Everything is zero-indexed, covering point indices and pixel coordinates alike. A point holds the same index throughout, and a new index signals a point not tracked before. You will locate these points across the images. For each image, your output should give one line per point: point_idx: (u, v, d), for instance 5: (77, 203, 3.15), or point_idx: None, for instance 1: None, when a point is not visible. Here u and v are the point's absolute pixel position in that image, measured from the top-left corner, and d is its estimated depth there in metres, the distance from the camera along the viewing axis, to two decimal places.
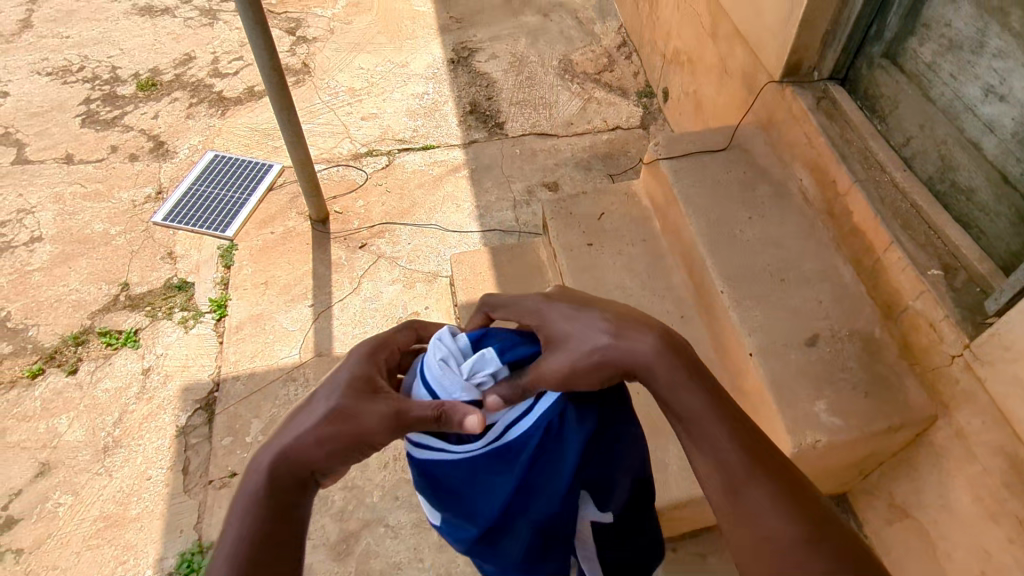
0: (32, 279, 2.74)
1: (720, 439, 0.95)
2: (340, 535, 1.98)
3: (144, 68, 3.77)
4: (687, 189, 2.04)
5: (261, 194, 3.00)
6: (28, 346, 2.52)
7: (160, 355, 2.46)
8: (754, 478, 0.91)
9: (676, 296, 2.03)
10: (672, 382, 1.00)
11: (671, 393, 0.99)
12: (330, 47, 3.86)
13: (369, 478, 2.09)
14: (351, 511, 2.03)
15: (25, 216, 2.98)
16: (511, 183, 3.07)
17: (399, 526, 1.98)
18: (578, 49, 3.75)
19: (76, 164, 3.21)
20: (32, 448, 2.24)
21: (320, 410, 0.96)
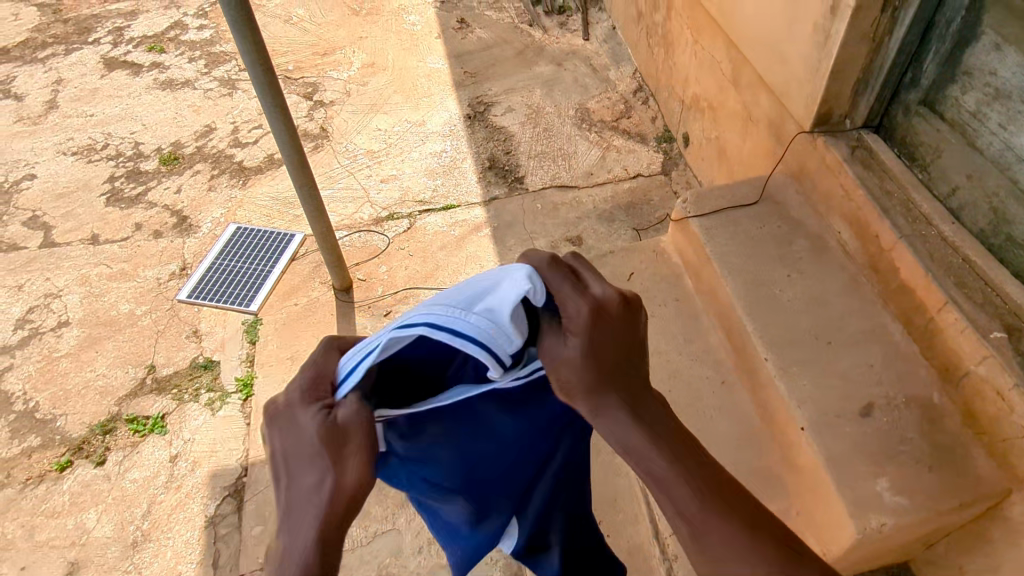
0: (60, 366, 2.73)
1: (679, 493, 0.72)
2: None
3: (166, 142, 3.82)
4: (720, 248, 1.96)
5: (284, 265, 2.97)
6: (56, 438, 2.49)
7: (187, 440, 2.42)
8: (720, 522, 0.72)
9: (714, 360, 1.93)
10: (626, 411, 0.74)
11: (630, 453, 0.74)
12: (347, 110, 3.88)
13: (403, 564, 1.99)
14: None
15: (52, 300, 2.99)
16: (534, 239, 3.01)
17: None
18: (594, 97, 3.72)
19: (102, 243, 3.23)
20: (61, 546, 2.19)
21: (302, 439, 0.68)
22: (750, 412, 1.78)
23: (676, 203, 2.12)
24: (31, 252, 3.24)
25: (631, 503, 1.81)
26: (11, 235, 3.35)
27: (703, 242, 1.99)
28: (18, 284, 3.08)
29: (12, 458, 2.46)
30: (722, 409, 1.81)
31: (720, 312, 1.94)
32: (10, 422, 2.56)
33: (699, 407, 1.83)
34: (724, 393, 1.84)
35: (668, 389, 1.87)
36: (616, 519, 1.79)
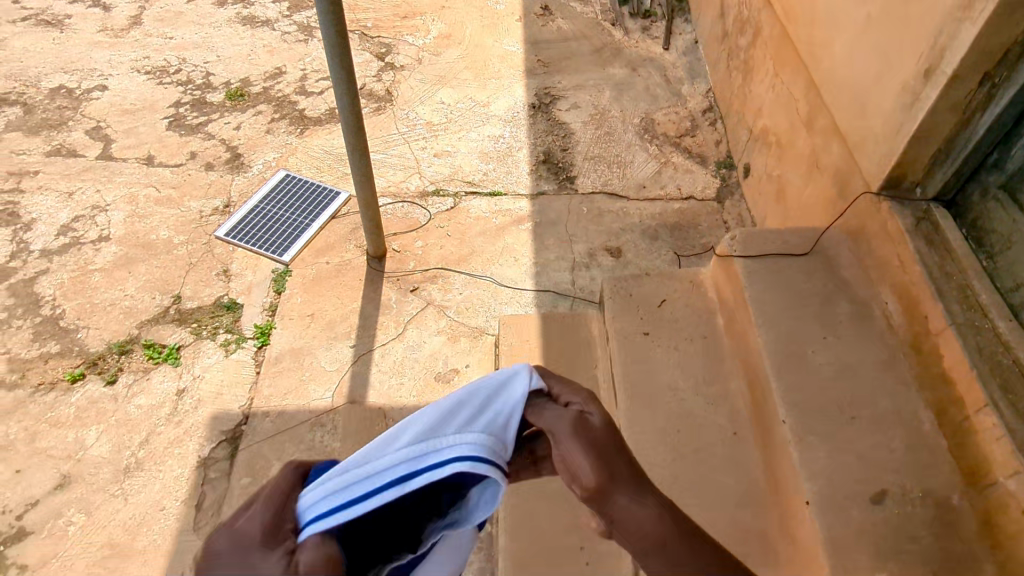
0: (91, 279, 2.78)
1: None
2: None
3: (236, 78, 3.84)
4: (759, 295, 1.90)
5: (323, 221, 2.98)
6: (75, 349, 2.56)
7: (197, 377, 2.47)
8: None
9: (731, 408, 1.87)
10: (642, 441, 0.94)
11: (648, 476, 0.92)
12: (416, 78, 3.86)
13: None
14: None
15: (98, 213, 3.04)
16: (573, 243, 2.96)
17: None
18: (662, 109, 3.63)
19: (155, 165, 3.27)
20: (58, 457, 2.28)
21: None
22: (757, 471, 1.73)
23: (724, 239, 2.06)
24: (86, 162, 3.30)
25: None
26: (73, 141, 3.41)
27: (742, 285, 1.93)
28: (67, 190, 3.15)
29: (30, 359, 2.53)
30: (729, 460, 1.76)
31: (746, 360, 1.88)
32: (36, 324, 2.63)
33: (706, 453, 1.78)
34: (734, 445, 1.79)
35: (677, 429, 1.83)
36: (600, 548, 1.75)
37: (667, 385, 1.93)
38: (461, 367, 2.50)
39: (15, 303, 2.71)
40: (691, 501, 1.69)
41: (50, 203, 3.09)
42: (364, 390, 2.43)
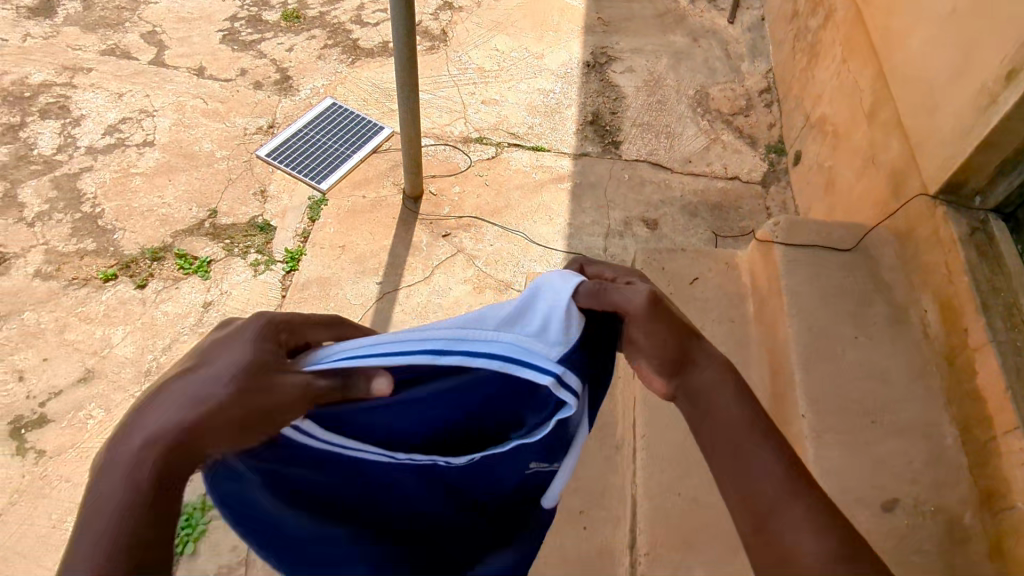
0: (133, 182, 2.81)
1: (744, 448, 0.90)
2: None
3: None
4: (797, 285, 1.86)
5: (364, 154, 2.96)
6: (110, 249, 2.60)
7: (224, 293, 2.51)
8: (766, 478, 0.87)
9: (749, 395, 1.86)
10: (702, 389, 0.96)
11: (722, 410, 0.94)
12: (473, 20, 3.77)
13: None
14: None
15: (145, 118, 3.05)
16: (610, 209, 2.92)
17: None
18: (718, 83, 3.51)
19: (205, 77, 3.25)
20: (84, 352, 2.35)
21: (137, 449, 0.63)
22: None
23: (767, 224, 2.00)
24: (138, 66, 3.29)
25: (617, 502, 1.80)
26: (127, 43, 3.40)
27: (779, 274, 1.89)
28: (117, 91, 3.15)
29: (67, 254, 2.59)
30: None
31: (772, 350, 1.86)
32: (75, 220, 2.68)
33: None
34: None
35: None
36: (599, 515, 1.78)
37: None
38: None
39: (57, 196, 2.75)
40: (700, 483, 1.72)
41: (99, 102, 3.11)
42: (384, 329, 2.44)
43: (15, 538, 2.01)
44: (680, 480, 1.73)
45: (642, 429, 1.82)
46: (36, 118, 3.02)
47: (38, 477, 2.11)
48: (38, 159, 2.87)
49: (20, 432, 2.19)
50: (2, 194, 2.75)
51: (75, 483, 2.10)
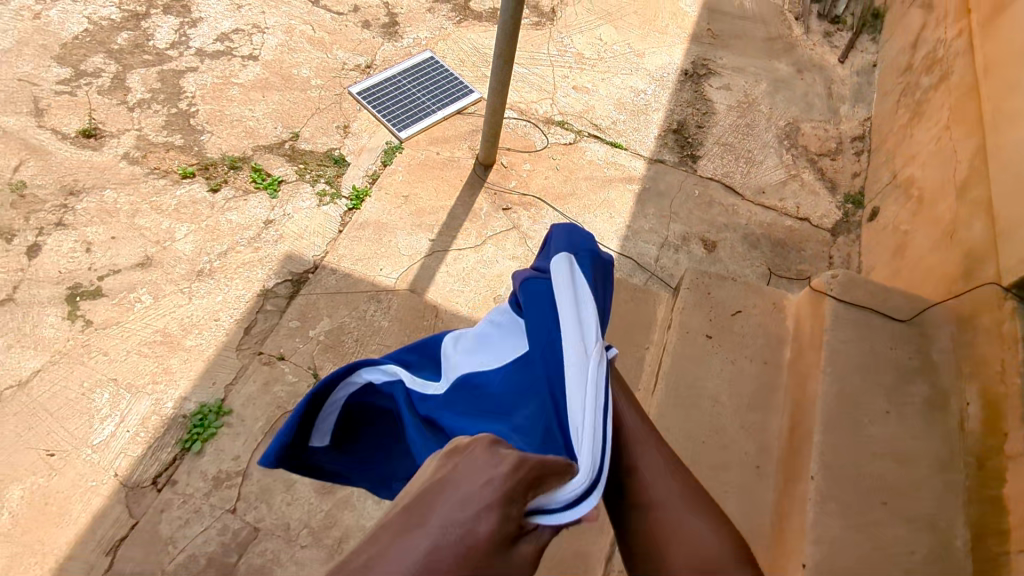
0: (230, 91, 2.90)
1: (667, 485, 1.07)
2: None
3: None
4: (839, 345, 1.85)
5: (449, 113, 2.99)
6: (194, 148, 2.71)
7: (287, 215, 2.60)
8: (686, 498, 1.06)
9: (764, 442, 1.88)
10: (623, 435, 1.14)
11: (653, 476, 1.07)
12: (584, 6, 3.73)
13: None
14: None
15: (255, 33, 3.13)
16: (672, 221, 2.90)
17: None
18: (812, 121, 3.42)
19: (318, 6, 3.28)
20: (149, 239, 2.47)
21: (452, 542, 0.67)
22: (766, 508, 1.76)
23: (824, 275, 1.98)
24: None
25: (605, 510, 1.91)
26: None
27: (825, 328, 1.88)
28: (236, 2, 3.23)
29: (155, 144, 2.70)
30: (743, 487, 1.79)
31: (797, 401, 1.87)
32: (170, 114, 2.79)
33: (723, 474, 1.80)
34: (755, 479, 1.81)
35: (703, 440, 1.85)
36: None
37: (710, 394, 1.94)
38: None
39: (160, 88, 2.86)
40: None
41: (218, 8, 3.19)
42: (426, 285, 2.50)
43: (49, 396, 2.15)
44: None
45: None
46: (159, 11, 3.12)
47: (80, 345, 2.24)
48: (151, 50, 2.98)
49: (75, 297, 2.32)
50: (112, 76, 2.87)
51: (112, 359, 2.23)
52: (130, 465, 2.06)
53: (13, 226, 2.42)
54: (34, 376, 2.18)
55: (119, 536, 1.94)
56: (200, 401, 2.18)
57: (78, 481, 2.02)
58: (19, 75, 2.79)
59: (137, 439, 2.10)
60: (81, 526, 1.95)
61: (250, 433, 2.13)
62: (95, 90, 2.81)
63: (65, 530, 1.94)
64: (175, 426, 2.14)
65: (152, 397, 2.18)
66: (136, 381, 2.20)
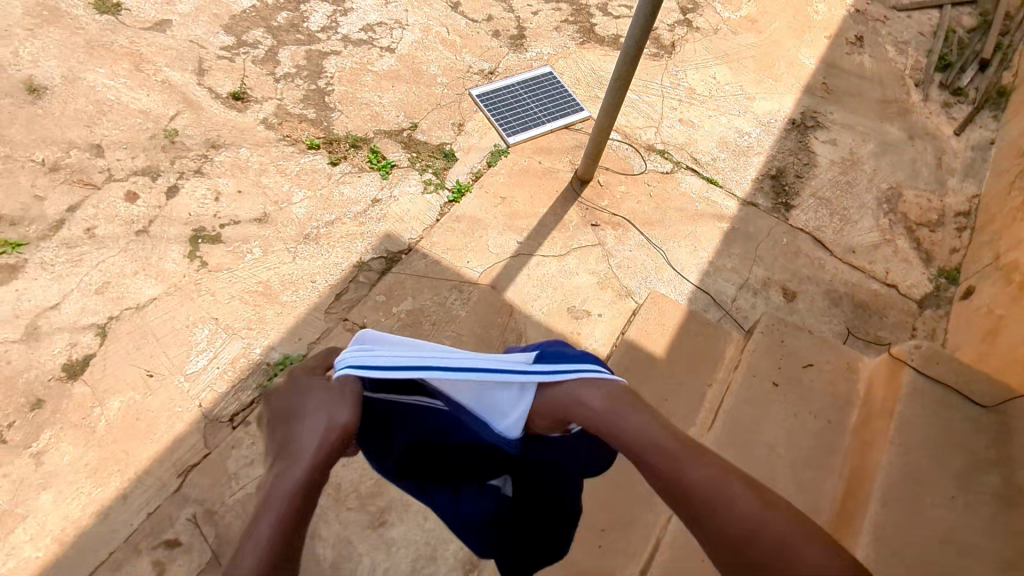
0: (363, 77, 3.12)
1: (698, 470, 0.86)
2: None
3: None
4: (911, 421, 1.90)
5: (557, 126, 3.12)
6: (323, 124, 2.95)
7: (392, 197, 2.79)
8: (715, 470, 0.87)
9: (817, 502, 1.88)
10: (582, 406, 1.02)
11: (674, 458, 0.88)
12: (706, 44, 3.80)
13: None
14: None
15: (395, 28, 3.34)
16: (755, 265, 2.93)
17: None
18: (916, 188, 3.36)
19: (456, 12, 3.47)
20: (269, 198, 2.70)
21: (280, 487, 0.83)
22: None
23: (908, 343, 2.04)
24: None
25: (639, 536, 1.91)
26: None
27: (899, 399, 1.94)
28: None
29: (290, 115, 2.95)
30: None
31: (858, 468, 1.89)
32: (308, 90, 3.04)
33: None
34: None
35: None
36: (617, 542, 1.90)
37: (767, 441, 1.98)
38: (593, 313, 2.60)
39: (304, 66, 3.11)
40: None
41: (368, 2, 3.42)
42: (507, 284, 2.61)
43: (159, 322, 2.38)
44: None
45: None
46: None
47: (193, 282, 2.47)
48: (304, 31, 3.24)
49: (197, 239, 2.56)
50: (266, 49, 3.14)
51: (216, 300, 2.45)
52: (214, 399, 2.26)
53: (160, 168, 2.70)
54: (150, 303, 2.41)
55: (192, 462, 2.13)
56: (284, 352, 2.37)
57: (167, 404, 2.23)
58: (190, 37, 3.10)
59: (224, 376, 2.30)
60: (163, 445, 2.16)
61: None
62: (250, 60, 3.08)
63: (149, 447, 2.15)
64: (259, 371, 2.32)
65: (244, 341, 2.38)
66: (233, 324, 2.41)
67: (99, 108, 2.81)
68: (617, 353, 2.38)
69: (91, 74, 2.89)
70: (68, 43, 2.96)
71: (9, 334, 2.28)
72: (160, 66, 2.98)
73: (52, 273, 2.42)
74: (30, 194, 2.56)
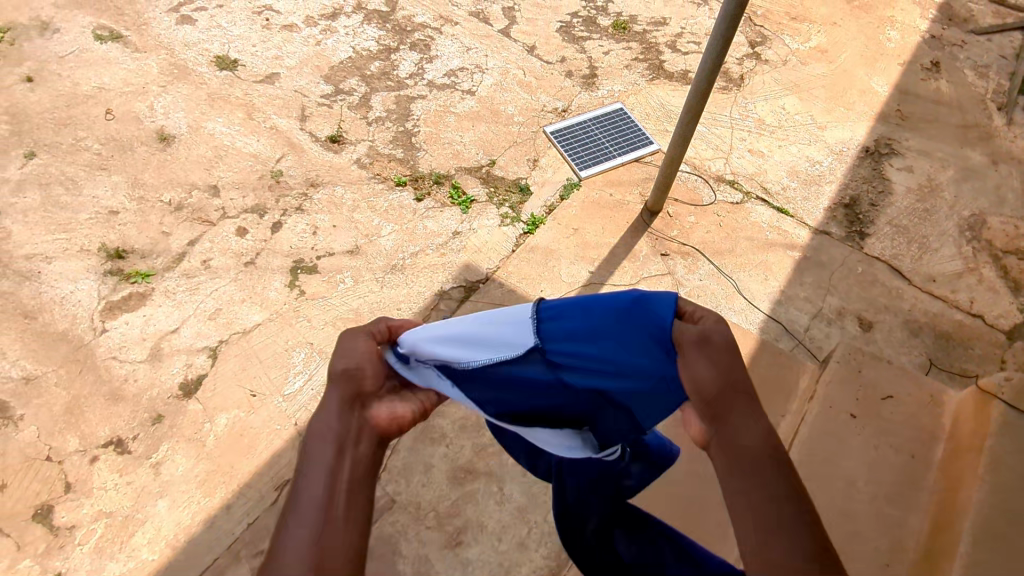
0: (446, 119, 3.34)
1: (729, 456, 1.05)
2: (466, 465, 2.34)
3: (627, 11, 3.95)
4: (1001, 456, 1.87)
5: (628, 160, 3.23)
6: (409, 162, 3.17)
7: (472, 229, 2.96)
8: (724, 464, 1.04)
9: (898, 539, 1.90)
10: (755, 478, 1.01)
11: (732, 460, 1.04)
12: (776, 75, 3.86)
13: None
14: (487, 453, 2.37)
15: (475, 72, 3.55)
16: (829, 293, 2.93)
17: (508, 499, 2.27)
18: (1001, 215, 3.28)
19: (532, 55, 3.66)
20: (360, 232, 2.92)
21: (315, 487, 0.96)
22: None
23: (997, 377, 2.04)
24: (489, 30, 3.77)
25: None
26: (489, 11, 3.87)
27: (990, 434, 1.92)
28: (468, 44, 3.68)
29: (379, 155, 3.18)
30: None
31: (943, 507, 1.89)
32: (397, 132, 3.27)
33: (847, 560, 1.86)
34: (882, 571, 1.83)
35: (833, 518, 1.94)
36: None
37: (845, 475, 2.04)
38: None
39: (393, 110, 3.35)
40: None
41: (451, 49, 3.65)
42: None
43: (262, 346, 2.60)
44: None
45: None
46: (405, 47, 3.64)
47: (292, 309, 2.69)
48: (394, 78, 3.49)
49: (297, 270, 2.80)
50: (359, 95, 3.40)
51: (312, 326, 2.65)
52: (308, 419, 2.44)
53: (266, 205, 2.96)
54: (254, 328, 2.64)
55: (288, 476, 2.30)
56: None
57: (267, 422, 2.43)
58: (295, 87, 3.39)
59: (317, 397, 2.49)
60: (262, 460, 2.34)
61: None
62: (346, 106, 3.34)
63: (250, 461, 2.34)
64: None
65: None
66: (327, 348, 2.60)
67: (216, 152, 3.11)
68: None
69: (211, 123, 3.21)
70: (192, 95, 3.30)
71: (137, 355, 2.55)
72: (268, 114, 3.27)
73: (173, 301, 2.68)
74: (157, 230, 2.85)
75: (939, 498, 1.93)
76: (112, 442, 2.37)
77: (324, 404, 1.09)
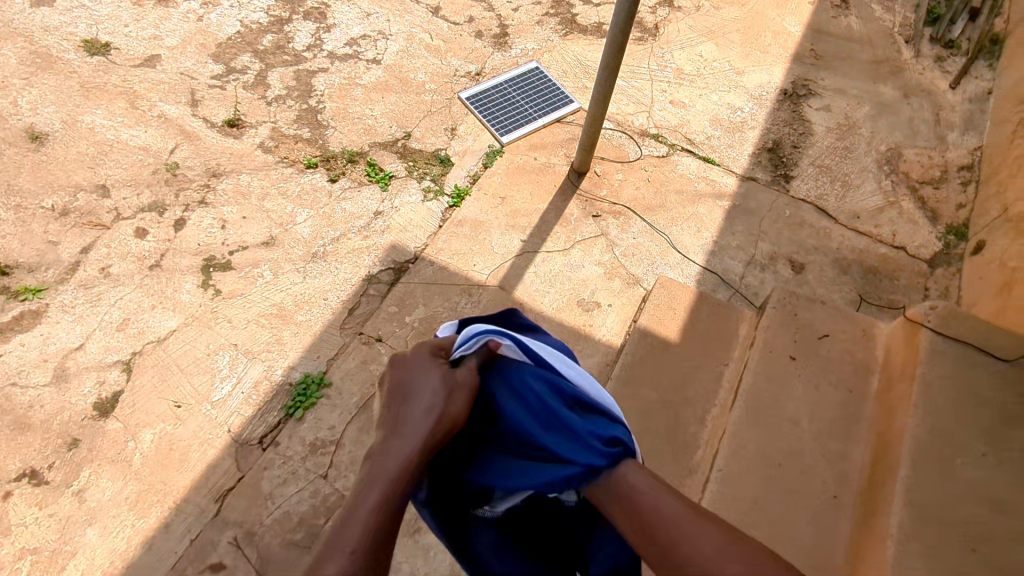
0: (353, 92, 3.16)
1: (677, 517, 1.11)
2: None
3: None
4: (932, 382, 1.89)
5: (549, 121, 3.13)
6: (319, 142, 2.99)
7: (394, 208, 2.82)
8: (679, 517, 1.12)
9: (842, 474, 1.91)
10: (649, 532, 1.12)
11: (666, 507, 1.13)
12: (688, 22, 3.81)
13: None
14: None
15: (379, 39, 3.37)
16: (760, 239, 2.93)
17: None
18: (916, 147, 3.34)
19: (438, 16, 3.50)
20: (273, 221, 2.74)
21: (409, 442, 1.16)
22: (843, 537, 1.78)
23: (922, 306, 2.04)
24: None
25: None
26: None
27: (920, 361, 1.94)
28: (367, 10, 3.48)
29: (286, 137, 2.99)
30: (816, 513, 1.83)
31: (881, 436, 1.91)
32: (301, 110, 3.08)
33: (796, 500, 1.86)
34: (830, 507, 1.84)
35: (780, 462, 1.94)
36: None
37: (789, 417, 2.03)
38: (603, 304, 2.62)
39: (294, 86, 3.15)
40: (762, 534, 1.80)
41: (350, 16, 3.45)
42: (515, 283, 2.64)
43: (180, 353, 2.42)
44: (747, 522, 1.82)
45: (722, 460, 1.94)
46: (299, 17, 3.42)
47: (210, 311, 2.51)
48: (290, 51, 3.27)
49: (209, 268, 2.61)
50: (256, 73, 3.18)
51: (233, 325, 2.49)
52: (242, 424, 2.29)
53: (166, 202, 2.75)
54: (170, 335, 2.46)
55: (227, 486, 2.16)
56: (305, 371, 2.40)
57: (198, 432, 2.26)
58: (181, 69, 3.14)
59: (248, 401, 2.33)
60: (197, 472, 2.19)
61: (345, 406, 2.31)
62: (242, 86, 3.12)
63: (184, 475, 2.18)
64: (282, 393, 2.35)
65: (264, 364, 2.41)
66: (252, 348, 2.44)
67: (100, 149, 2.86)
68: (632, 341, 2.39)
69: (89, 116, 2.94)
70: (63, 87, 3.02)
71: (40, 378, 2.34)
72: (154, 101, 3.02)
73: (73, 315, 2.47)
74: (43, 240, 2.61)
75: (879, 429, 1.95)
76: (25, 474, 2.17)
77: (407, 444, 1.16)
